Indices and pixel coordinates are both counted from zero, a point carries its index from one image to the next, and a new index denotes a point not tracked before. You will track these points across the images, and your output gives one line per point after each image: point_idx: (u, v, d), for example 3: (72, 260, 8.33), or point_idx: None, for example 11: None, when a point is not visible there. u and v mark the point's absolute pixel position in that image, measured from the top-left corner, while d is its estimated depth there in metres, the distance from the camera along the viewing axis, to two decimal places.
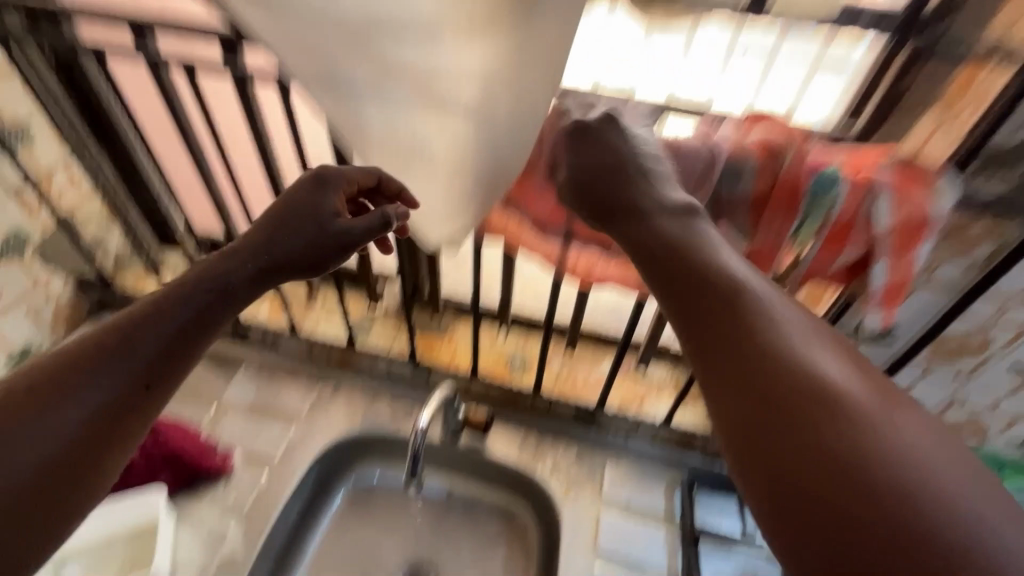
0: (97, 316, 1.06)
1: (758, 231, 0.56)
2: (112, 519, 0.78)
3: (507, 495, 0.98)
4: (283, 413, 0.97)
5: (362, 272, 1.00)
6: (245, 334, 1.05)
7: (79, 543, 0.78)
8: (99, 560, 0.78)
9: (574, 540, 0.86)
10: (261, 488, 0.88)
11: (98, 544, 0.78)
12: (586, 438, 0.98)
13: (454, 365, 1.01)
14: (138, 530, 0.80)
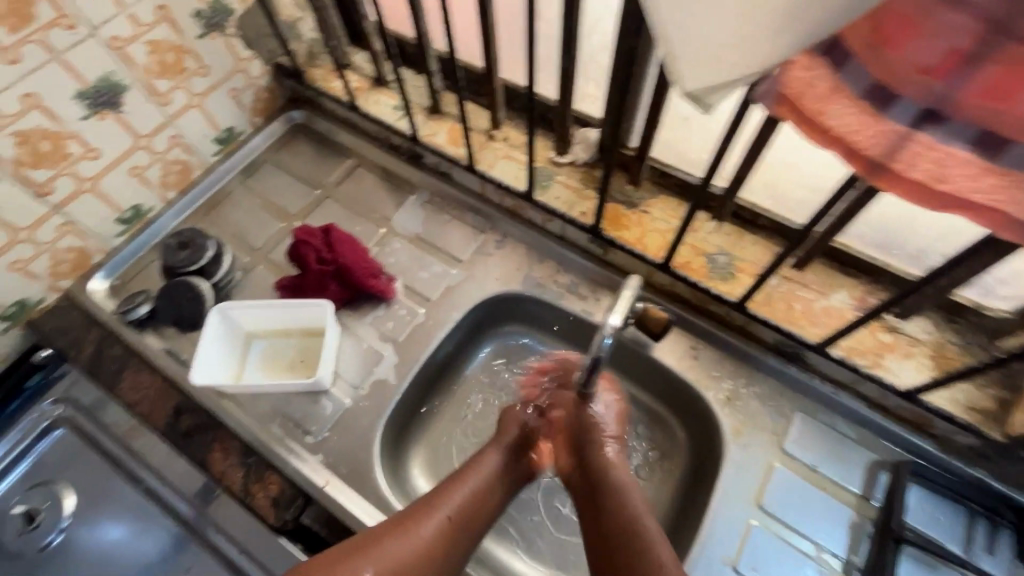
0: (287, 109, 1.04)
1: None
2: (288, 317, 0.83)
3: (659, 404, 0.86)
4: (446, 253, 0.91)
5: (559, 112, 0.81)
6: (421, 158, 0.97)
7: (263, 329, 0.85)
8: (277, 348, 0.84)
9: (736, 485, 0.73)
10: (417, 323, 0.86)
11: (277, 334, 0.85)
12: (782, 375, 0.78)
13: (640, 247, 0.82)
14: (309, 329, 0.85)
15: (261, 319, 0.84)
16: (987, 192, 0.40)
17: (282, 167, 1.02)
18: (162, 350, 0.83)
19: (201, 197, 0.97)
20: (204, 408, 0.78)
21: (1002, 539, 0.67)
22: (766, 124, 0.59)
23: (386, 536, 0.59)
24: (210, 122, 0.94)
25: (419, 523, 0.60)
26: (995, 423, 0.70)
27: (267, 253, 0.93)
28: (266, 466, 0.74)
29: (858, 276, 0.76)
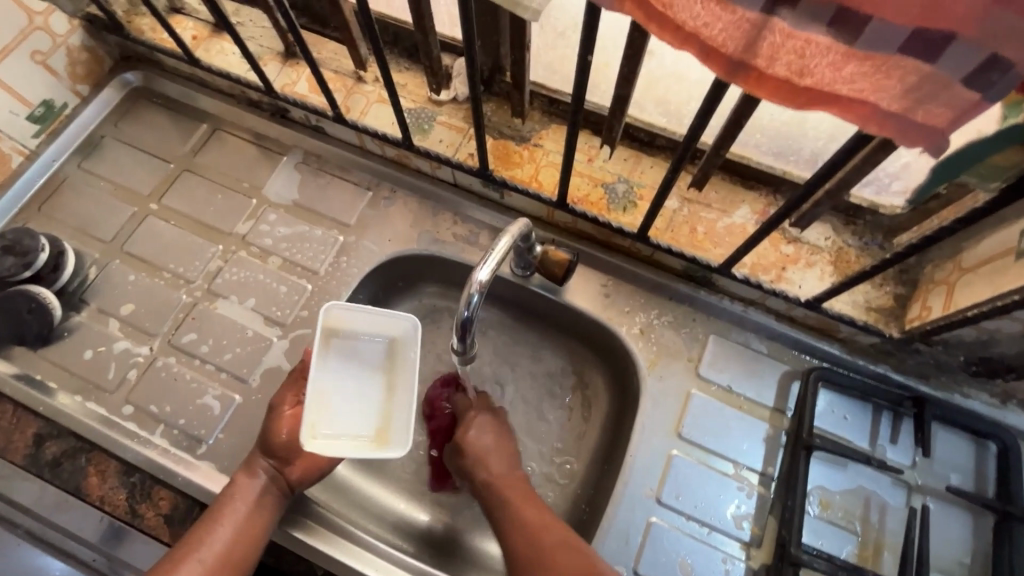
0: (120, 72, 0.90)
1: None
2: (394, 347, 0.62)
3: (578, 346, 0.83)
4: (330, 218, 0.82)
5: (422, 43, 0.71)
6: (286, 113, 0.86)
7: (391, 376, 0.62)
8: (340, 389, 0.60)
9: (654, 419, 0.72)
10: (306, 301, 0.77)
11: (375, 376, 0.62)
12: (693, 300, 0.76)
13: (534, 185, 0.75)
14: (393, 347, 0.63)
15: (403, 374, 0.61)
16: (849, 81, 0.35)
17: (125, 142, 0.87)
18: (12, 375, 0.72)
19: (28, 188, 0.83)
20: (71, 431, 0.69)
21: (904, 427, 0.70)
22: (634, 29, 0.52)
23: (212, 518, 0.59)
24: (15, 97, 0.78)
25: (230, 508, 0.60)
26: (896, 318, 0.69)
27: (122, 245, 0.81)
28: (153, 482, 0.67)
29: (758, 187, 0.73)
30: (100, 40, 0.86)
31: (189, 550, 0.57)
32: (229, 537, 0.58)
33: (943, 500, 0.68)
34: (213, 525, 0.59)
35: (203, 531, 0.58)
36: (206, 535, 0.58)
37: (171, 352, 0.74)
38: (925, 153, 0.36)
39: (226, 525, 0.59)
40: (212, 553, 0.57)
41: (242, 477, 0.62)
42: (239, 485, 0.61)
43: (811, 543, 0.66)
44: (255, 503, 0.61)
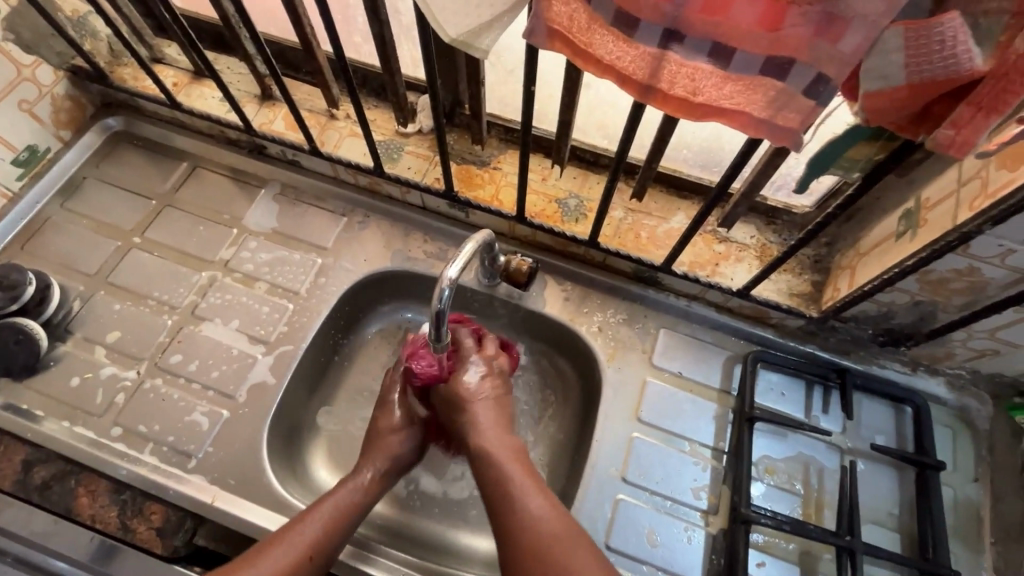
0: (102, 117, 0.96)
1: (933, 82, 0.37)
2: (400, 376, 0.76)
3: (544, 348, 0.90)
4: (308, 242, 0.88)
5: (389, 82, 0.80)
6: (263, 149, 0.93)
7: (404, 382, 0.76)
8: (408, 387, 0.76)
9: (616, 405, 0.79)
10: (288, 320, 0.83)
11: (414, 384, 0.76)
12: (643, 298, 0.85)
13: (495, 204, 0.84)
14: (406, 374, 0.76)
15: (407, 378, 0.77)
16: (729, 96, 0.45)
17: (108, 181, 0.92)
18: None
19: (11, 229, 0.87)
20: (60, 454, 0.72)
21: (832, 398, 0.80)
22: (569, 67, 0.62)
23: (332, 496, 0.67)
24: (1, 143, 0.82)
25: (346, 492, 0.68)
26: (814, 302, 0.79)
27: (106, 277, 0.85)
28: (145, 497, 0.70)
29: (691, 196, 0.84)
30: (83, 89, 0.92)
31: (305, 514, 0.64)
32: (343, 512, 0.66)
33: (870, 460, 0.77)
34: (333, 499, 0.67)
35: (320, 502, 0.66)
36: (325, 508, 0.65)
37: (157, 373, 0.78)
38: (790, 149, 0.46)
39: (344, 506, 0.67)
40: (321, 524, 0.64)
41: (364, 469, 0.71)
42: (355, 479, 0.70)
43: (761, 505, 0.74)
44: (365, 493, 0.69)
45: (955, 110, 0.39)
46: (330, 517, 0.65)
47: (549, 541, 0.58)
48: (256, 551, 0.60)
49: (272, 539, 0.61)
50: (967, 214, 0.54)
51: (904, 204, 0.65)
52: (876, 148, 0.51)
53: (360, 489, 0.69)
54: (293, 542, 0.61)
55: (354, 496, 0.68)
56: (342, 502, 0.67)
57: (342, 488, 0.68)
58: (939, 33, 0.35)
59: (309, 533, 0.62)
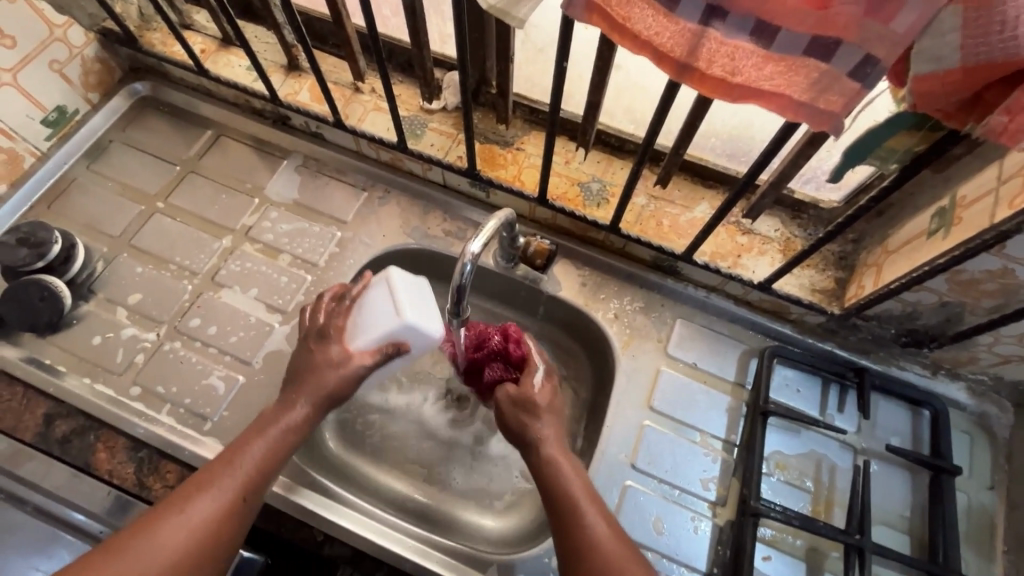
0: (129, 82, 0.96)
1: (987, 63, 0.36)
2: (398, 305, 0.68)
3: (558, 332, 0.90)
4: (328, 215, 0.89)
5: (417, 57, 0.79)
6: (287, 120, 0.93)
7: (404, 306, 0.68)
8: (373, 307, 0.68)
9: (628, 393, 0.79)
10: (305, 291, 0.83)
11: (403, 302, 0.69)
12: (661, 288, 0.84)
13: (517, 184, 0.84)
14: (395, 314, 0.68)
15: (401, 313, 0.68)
16: (770, 78, 0.43)
17: (133, 146, 0.93)
18: (22, 359, 0.76)
19: (39, 188, 0.88)
20: (81, 410, 0.73)
21: (848, 397, 0.78)
22: (602, 45, 0.61)
23: (248, 440, 0.61)
24: (33, 102, 0.83)
25: (263, 432, 0.62)
26: (836, 299, 0.78)
27: (129, 240, 0.86)
28: (161, 456, 0.71)
29: (715, 186, 0.83)
30: (112, 53, 0.93)
31: (225, 459, 0.60)
32: (263, 455, 0.61)
33: (884, 461, 0.76)
34: (253, 441, 0.61)
35: (241, 449, 0.60)
36: (246, 454, 0.60)
37: (176, 336, 0.79)
38: (828, 135, 0.45)
39: (260, 452, 0.60)
40: (249, 467, 0.59)
41: (289, 407, 0.64)
42: (280, 416, 0.63)
43: (770, 499, 0.73)
44: (291, 433, 0.63)
45: (1009, 97, 0.37)
46: (252, 460, 0.60)
47: (614, 566, 0.56)
48: (174, 502, 0.55)
49: (190, 487, 0.57)
50: (1006, 212, 0.52)
51: (939, 202, 0.63)
52: (917, 138, 0.50)
53: (281, 433, 0.63)
54: (210, 491, 0.57)
55: (273, 438, 0.62)
56: (261, 449, 0.61)
57: (260, 428, 0.62)
58: (1000, 12, 0.34)
59: (229, 483, 0.58)
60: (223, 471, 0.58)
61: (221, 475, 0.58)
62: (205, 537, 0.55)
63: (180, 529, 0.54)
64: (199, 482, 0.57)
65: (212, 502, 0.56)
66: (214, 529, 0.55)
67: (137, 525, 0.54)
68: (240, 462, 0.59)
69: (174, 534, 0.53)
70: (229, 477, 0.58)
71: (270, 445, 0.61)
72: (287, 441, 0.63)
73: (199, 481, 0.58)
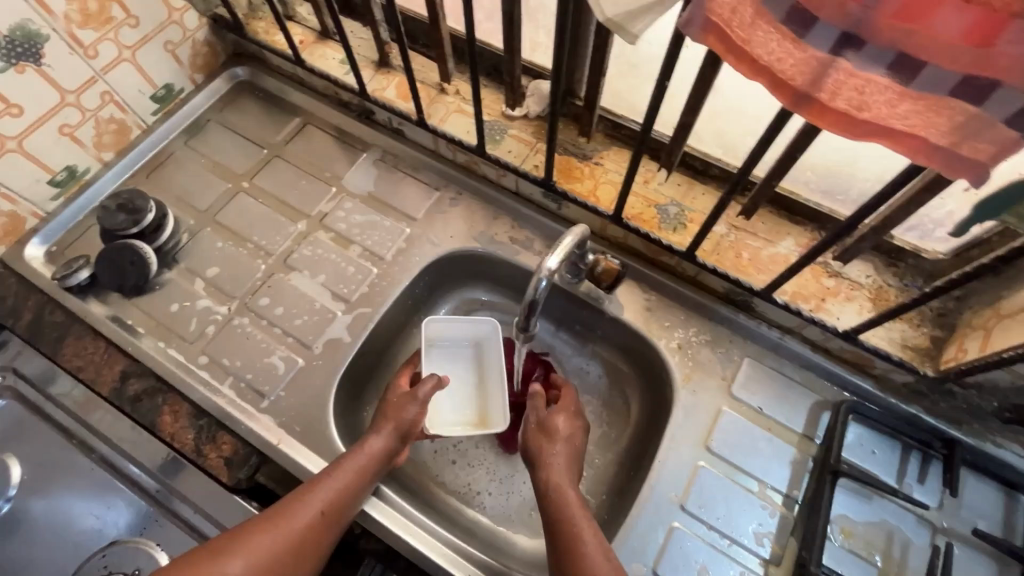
0: (231, 66, 1.01)
1: None
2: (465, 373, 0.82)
3: (615, 354, 0.87)
4: (400, 211, 0.90)
5: (507, 63, 0.79)
6: (371, 114, 0.94)
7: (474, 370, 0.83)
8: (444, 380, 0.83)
9: (684, 430, 0.75)
10: (370, 283, 0.84)
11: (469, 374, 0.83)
12: (732, 323, 0.80)
13: (592, 200, 0.81)
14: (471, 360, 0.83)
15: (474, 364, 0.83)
16: (904, 116, 0.39)
17: (228, 126, 0.98)
18: (107, 316, 0.81)
19: (140, 159, 0.93)
20: (153, 371, 0.77)
21: (932, 469, 0.71)
22: (706, 65, 0.58)
23: (334, 469, 0.65)
24: (145, 78, 0.89)
25: (349, 463, 0.66)
26: (930, 359, 0.71)
27: (214, 215, 0.90)
28: (218, 427, 0.74)
29: (804, 223, 0.77)
30: (220, 37, 0.98)
31: (316, 484, 0.64)
32: (348, 486, 0.64)
33: (967, 545, 0.68)
34: (340, 470, 0.65)
35: (329, 475, 0.64)
36: (332, 480, 0.64)
37: (245, 313, 0.82)
38: (964, 184, 0.41)
39: (344, 484, 0.64)
40: (334, 496, 0.63)
41: (368, 442, 0.68)
42: (364, 448, 0.67)
43: (831, 567, 0.67)
44: (372, 469, 0.67)
45: None
46: (338, 489, 0.64)
47: None
48: (267, 520, 0.60)
49: (281, 508, 0.61)
50: None
51: None
52: None
53: (363, 466, 0.66)
54: (298, 514, 0.61)
55: (356, 469, 0.66)
56: (347, 478, 0.65)
57: (348, 459, 0.66)
58: None
59: (317, 507, 0.62)
60: (312, 496, 0.62)
61: (292, 517, 0.60)
62: (291, 555, 0.59)
63: (269, 549, 0.58)
64: (288, 506, 0.61)
65: (300, 526, 0.60)
66: (299, 550, 0.60)
67: (230, 536, 0.58)
68: (327, 489, 0.63)
69: (266, 551, 0.58)
70: (296, 519, 0.60)
71: (355, 478, 0.65)
72: (368, 477, 0.67)
73: (286, 504, 0.62)
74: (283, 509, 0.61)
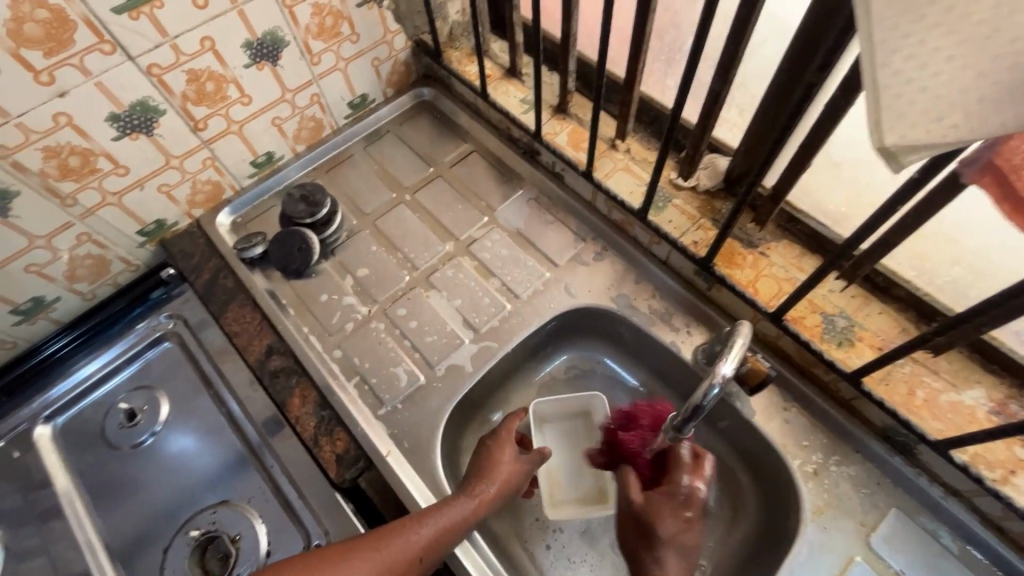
0: (418, 86, 1.09)
1: None
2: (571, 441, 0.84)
3: (734, 456, 0.81)
4: (544, 254, 0.90)
5: (695, 136, 0.77)
6: (537, 155, 0.96)
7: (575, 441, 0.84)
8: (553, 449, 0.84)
9: (807, 570, 0.67)
10: (501, 318, 0.85)
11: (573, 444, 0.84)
12: (885, 464, 0.71)
13: (750, 290, 0.76)
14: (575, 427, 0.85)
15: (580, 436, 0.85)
16: None
17: (403, 140, 1.05)
18: (266, 291, 0.89)
19: (324, 155, 1.03)
20: (293, 353, 0.83)
21: None
22: (943, 192, 0.52)
23: (443, 506, 0.66)
24: (348, 86, 0.98)
25: (459, 504, 0.67)
26: None
27: (375, 220, 0.96)
28: (337, 422, 0.77)
29: (1001, 375, 0.67)
30: (416, 59, 1.06)
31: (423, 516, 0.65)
32: (452, 526, 0.65)
33: None
34: (449, 509, 0.66)
35: (438, 510, 0.66)
36: (440, 517, 0.65)
37: (382, 318, 0.86)
38: None
39: (450, 524, 0.65)
40: (438, 533, 0.64)
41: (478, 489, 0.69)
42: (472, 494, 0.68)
43: None
44: (475, 517, 0.67)
45: None
46: (443, 527, 0.65)
47: None
48: (374, 539, 0.62)
49: (388, 531, 0.63)
50: None
51: None
52: None
53: (470, 510, 0.67)
54: (403, 540, 0.62)
55: (463, 512, 0.67)
56: (455, 519, 0.66)
57: (459, 499, 0.68)
58: None
59: (420, 539, 0.63)
60: (418, 527, 0.64)
61: (395, 546, 0.62)
62: None
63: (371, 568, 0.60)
64: (395, 529, 0.63)
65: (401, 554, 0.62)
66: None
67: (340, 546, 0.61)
68: (433, 524, 0.64)
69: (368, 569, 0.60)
70: (395, 556, 0.61)
71: (460, 522, 0.66)
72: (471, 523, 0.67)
73: (394, 527, 0.64)
74: (392, 532, 0.63)
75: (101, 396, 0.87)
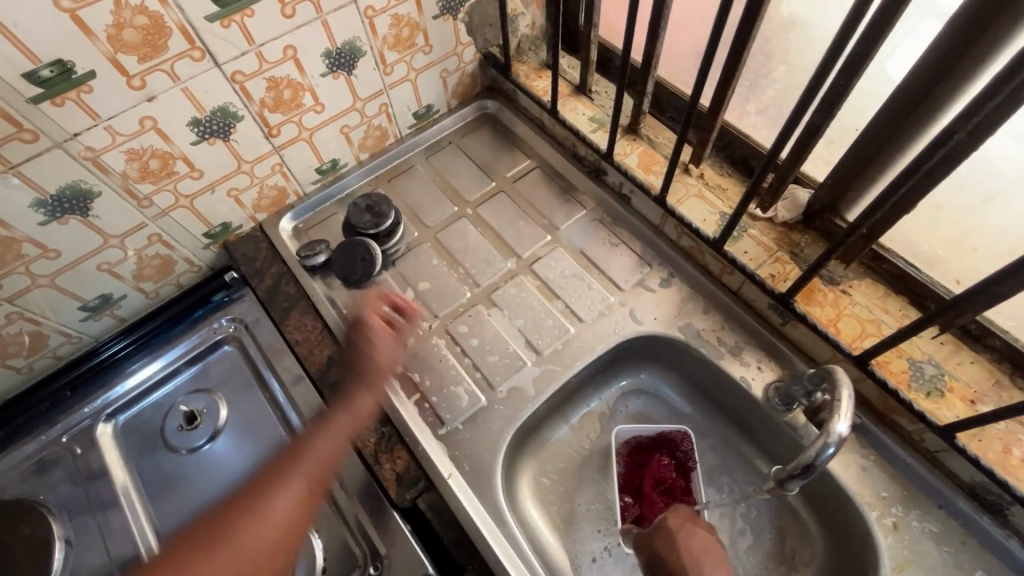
0: (482, 98, 1.08)
1: None
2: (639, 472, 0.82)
3: (802, 501, 0.78)
4: (608, 277, 0.88)
5: (784, 167, 0.74)
6: (603, 174, 0.95)
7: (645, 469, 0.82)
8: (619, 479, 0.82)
9: None
10: (564, 341, 0.84)
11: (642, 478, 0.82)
12: (973, 523, 0.67)
13: (832, 329, 0.73)
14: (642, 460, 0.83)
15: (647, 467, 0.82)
16: None
17: (464, 152, 1.04)
18: (327, 299, 0.88)
19: (386, 164, 1.02)
20: None
21: None
22: None
23: (307, 435, 0.70)
24: (416, 97, 0.98)
25: (322, 429, 0.71)
26: None
27: (436, 233, 0.95)
28: (397, 440, 0.76)
29: None
30: (483, 72, 1.05)
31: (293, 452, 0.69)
32: (307, 450, 0.69)
33: None
34: (311, 436, 0.70)
35: (303, 445, 0.69)
36: (304, 451, 0.69)
37: (443, 334, 0.85)
38: None
39: (306, 448, 0.69)
40: (294, 462, 0.68)
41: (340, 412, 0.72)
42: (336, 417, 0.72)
43: None
44: (337, 446, 0.70)
45: None
46: (301, 458, 0.68)
47: None
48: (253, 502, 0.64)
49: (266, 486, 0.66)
50: None
51: None
52: None
53: (326, 431, 0.71)
54: (276, 490, 0.65)
55: (324, 442, 0.70)
56: (312, 449, 0.69)
57: (324, 422, 0.71)
58: None
59: (283, 478, 0.66)
60: (281, 463, 0.67)
61: (267, 502, 0.64)
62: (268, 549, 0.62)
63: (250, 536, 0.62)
64: (273, 482, 0.66)
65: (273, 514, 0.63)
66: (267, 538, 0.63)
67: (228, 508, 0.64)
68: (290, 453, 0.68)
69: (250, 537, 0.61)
70: (265, 515, 0.63)
71: (312, 442, 0.70)
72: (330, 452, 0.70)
73: (270, 480, 0.66)
74: (272, 489, 0.65)
75: (160, 397, 0.87)
